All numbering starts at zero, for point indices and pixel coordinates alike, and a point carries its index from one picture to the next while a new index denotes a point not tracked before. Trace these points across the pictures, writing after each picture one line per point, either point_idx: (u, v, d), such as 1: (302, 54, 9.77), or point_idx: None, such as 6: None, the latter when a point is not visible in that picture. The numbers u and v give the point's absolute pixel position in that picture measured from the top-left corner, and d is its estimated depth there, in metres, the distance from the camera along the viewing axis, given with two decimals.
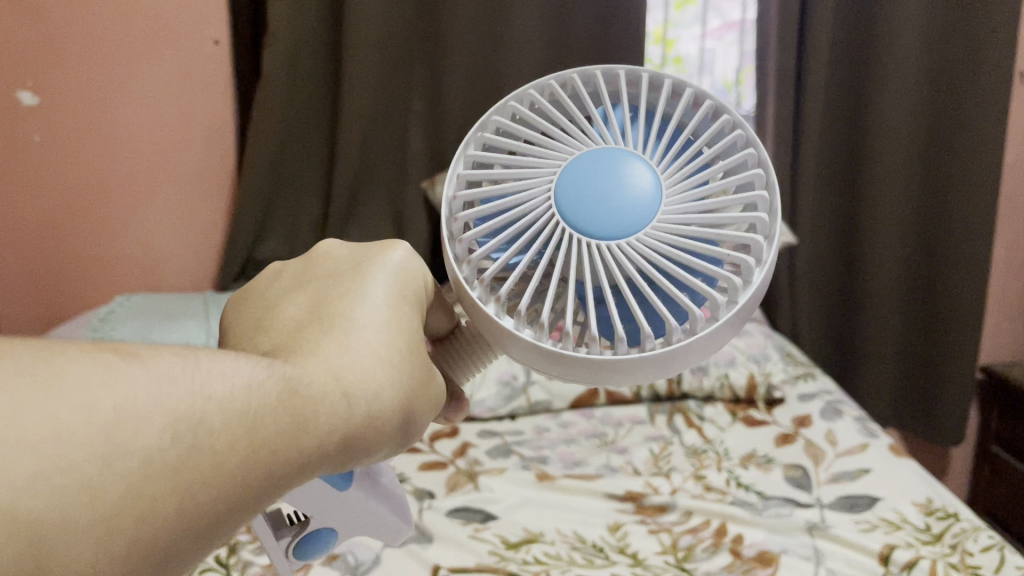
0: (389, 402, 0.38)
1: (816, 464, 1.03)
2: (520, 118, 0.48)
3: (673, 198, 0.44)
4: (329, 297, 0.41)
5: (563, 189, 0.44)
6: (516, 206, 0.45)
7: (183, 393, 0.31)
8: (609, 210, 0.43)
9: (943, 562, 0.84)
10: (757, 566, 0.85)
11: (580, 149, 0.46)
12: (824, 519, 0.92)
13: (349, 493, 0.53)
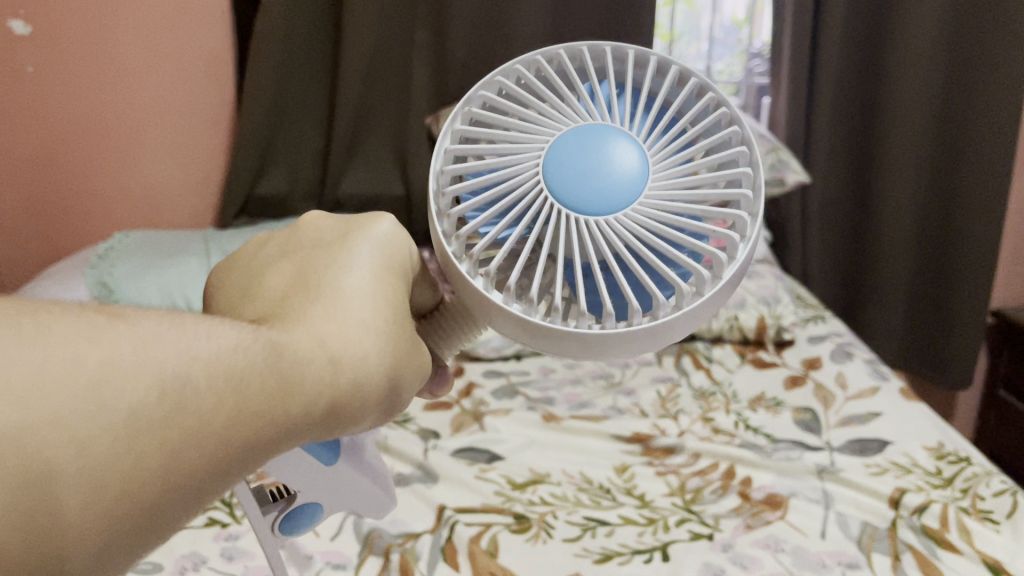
0: (377, 367, 0.35)
1: (826, 408, 1.02)
2: (510, 93, 0.44)
3: (664, 178, 0.41)
4: (314, 266, 0.39)
5: (550, 164, 0.41)
6: (507, 182, 0.42)
7: (168, 353, 0.29)
8: (599, 190, 0.40)
9: (955, 507, 0.83)
10: (766, 509, 0.84)
11: (569, 122, 0.43)
12: (833, 463, 0.91)
13: (336, 466, 0.52)
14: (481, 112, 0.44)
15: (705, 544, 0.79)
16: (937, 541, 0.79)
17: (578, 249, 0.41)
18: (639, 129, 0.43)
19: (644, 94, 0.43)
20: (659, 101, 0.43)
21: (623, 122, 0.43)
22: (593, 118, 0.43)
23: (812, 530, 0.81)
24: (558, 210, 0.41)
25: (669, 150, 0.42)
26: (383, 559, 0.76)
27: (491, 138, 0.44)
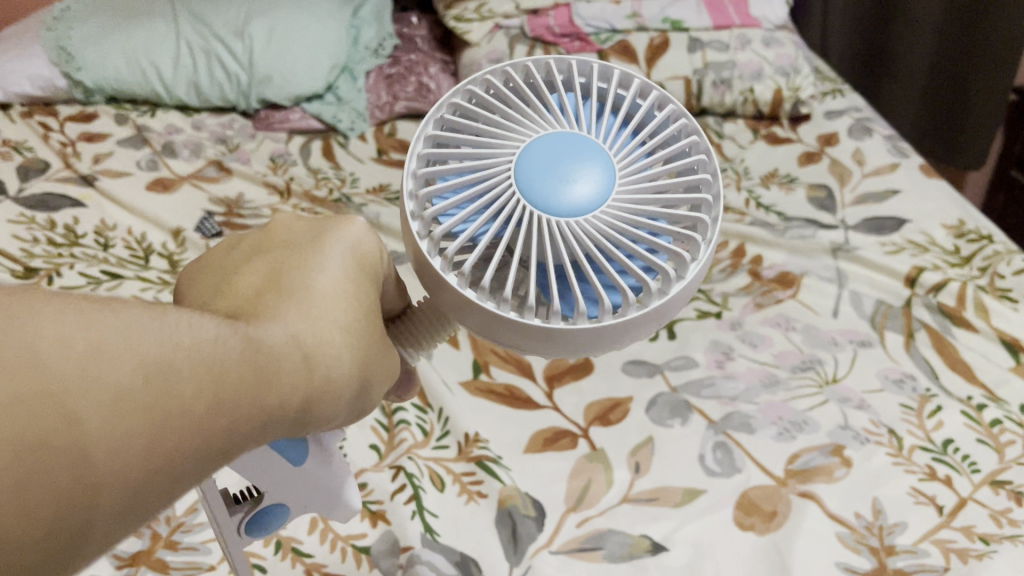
0: (352, 367, 0.30)
1: (842, 184, 0.96)
2: (482, 98, 0.37)
3: (641, 184, 0.35)
4: (288, 259, 0.31)
5: (517, 163, 0.34)
6: (482, 184, 0.34)
7: (149, 338, 0.24)
8: (555, 206, 0.33)
9: (973, 286, 0.79)
10: (777, 288, 0.81)
11: (542, 123, 0.36)
12: (848, 241, 0.87)
13: (311, 464, 0.40)
14: (452, 122, 0.37)
15: (713, 323, 0.76)
16: (953, 319, 0.76)
17: (541, 245, 0.33)
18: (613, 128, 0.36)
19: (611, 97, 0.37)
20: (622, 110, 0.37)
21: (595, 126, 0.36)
22: (568, 122, 0.36)
23: (824, 310, 0.78)
24: (532, 213, 0.33)
25: (640, 155, 0.36)
26: None
27: (460, 144, 0.36)
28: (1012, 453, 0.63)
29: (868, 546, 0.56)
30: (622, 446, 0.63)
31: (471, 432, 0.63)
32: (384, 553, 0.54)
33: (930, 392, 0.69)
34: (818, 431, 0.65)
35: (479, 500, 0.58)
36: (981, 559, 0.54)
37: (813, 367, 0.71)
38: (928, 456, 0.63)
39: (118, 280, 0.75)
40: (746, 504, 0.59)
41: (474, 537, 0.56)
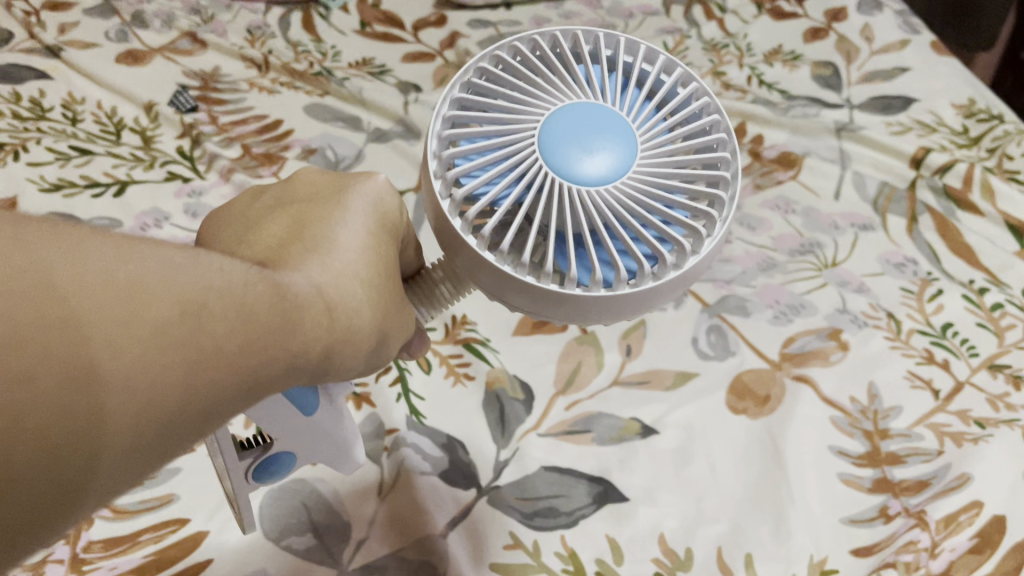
0: (366, 318, 0.33)
1: (849, 63, 0.91)
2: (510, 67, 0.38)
3: (660, 158, 0.36)
4: (311, 213, 0.35)
5: (545, 122, 0.36)
6: (508, 146, 0.35)
7: (190, 278, 0.27)
8: (566, 169, 0.35)
9: (981, 167, 0.76)
10: (778, 169, 0.78)
11: (567, 97, 0.37)
12: (853, 121, 0.83)
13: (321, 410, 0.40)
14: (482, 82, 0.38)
15: None
16: (958, 202, 0.74)
17: (561, 214, 0.35)
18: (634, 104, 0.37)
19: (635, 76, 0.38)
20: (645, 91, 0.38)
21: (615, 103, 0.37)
22: (593, 96, 0.37)
23: (825, 192, 0.76)
24: (554, 179, 0.35)
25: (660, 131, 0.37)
26: None
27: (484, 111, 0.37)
28: (1011, 337, 0.62)
29: (862, 430, 0.55)
30: (613, 329, 0.61)
31: (458, 315, 0.60)
32: (369, 435, 0.53)
33: (931, 276, 0.67)
34: (815, 315, 0.63)
35: (467, 383, 0.56)
36: (976, 442, 0.53)
37: (812, 251, 0.69)
38: (926, 340, 0.61)
39: (88, 157, 0.72)
40: (738, 388, 0.57)
41: (461, 419, 0.54)
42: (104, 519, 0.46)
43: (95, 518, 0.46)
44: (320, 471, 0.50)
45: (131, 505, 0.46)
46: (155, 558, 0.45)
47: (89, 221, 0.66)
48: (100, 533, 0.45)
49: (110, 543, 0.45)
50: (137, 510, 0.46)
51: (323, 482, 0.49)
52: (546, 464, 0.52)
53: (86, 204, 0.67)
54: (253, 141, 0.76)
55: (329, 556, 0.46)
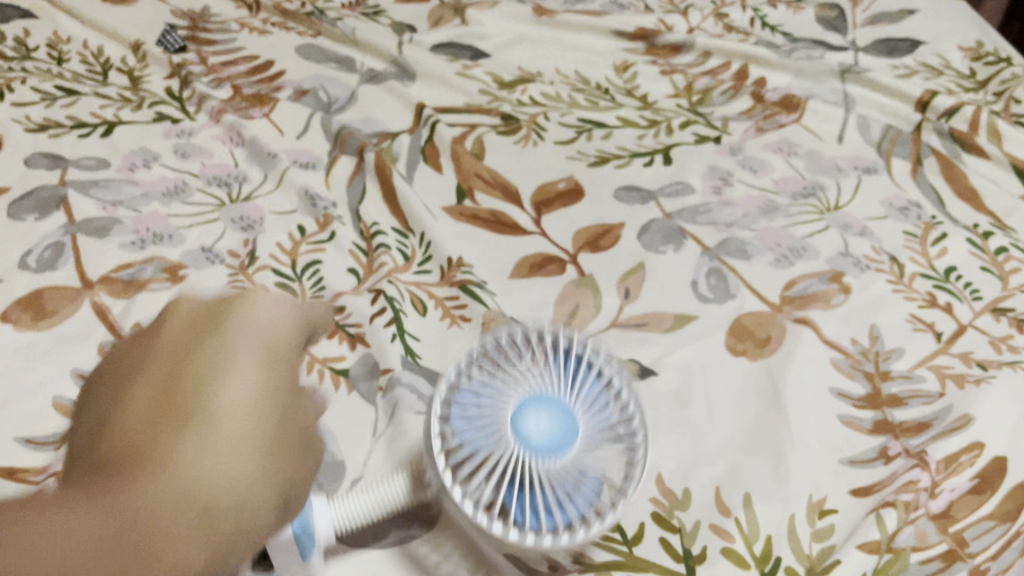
0: (259, 498, 0.35)
1: (855, 5, 0.89)
2: (472, 360, 0.45)
3: (598, 455, 0.42)
4: (175, 376, 0.36)
5: (520, 398, 0.42)
6: (489, 410, 0.42)
7: (43, 552, 0.29)
8: (518, 438, 0.41)
9: (987, 110, 0.75)
10: (781, 112, 0.76)
11: (515, 386, 0.43)
12: (858, 63, 0.81)
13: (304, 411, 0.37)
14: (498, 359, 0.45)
15: (712, 148, 0.72)
16: (963, 145, 0.73)
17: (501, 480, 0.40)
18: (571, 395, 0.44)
19: (572, 368, 0.44)
20: (582, 381, 0.44)
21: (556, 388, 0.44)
22: (533, 382, 0.44)
23: (829, 135, 0.74)
24: (513, 454, 0.40)
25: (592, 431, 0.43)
26: (357, 159, 0.68)
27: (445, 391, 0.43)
28: (1015, 281, 0.61)
29: (862, 372, 0.54)
30: (611, 272, 0.60)
31: (454, 257, 0.60)
32: (364, 376, 0.52)
33: (935, 220, 0.66)
34: (817, 258, 0.62)
35: (463, 325, 0.55)
36: (979, 383, 0.52)
37: (814, 194, 0.68)
38: (929, 284, 0.60)
39: (75, 97, 0.70)
40: (738, 330, 0.57)
41: (456, 359, 0.53)
42: None
43: None
44: None
45: None
46: None
47: (75, 160, 0.65)
48: None
49: None
50: None
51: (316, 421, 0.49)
52: None
53: (72, 144, 0.66)
54: (244, 83, 0.75)
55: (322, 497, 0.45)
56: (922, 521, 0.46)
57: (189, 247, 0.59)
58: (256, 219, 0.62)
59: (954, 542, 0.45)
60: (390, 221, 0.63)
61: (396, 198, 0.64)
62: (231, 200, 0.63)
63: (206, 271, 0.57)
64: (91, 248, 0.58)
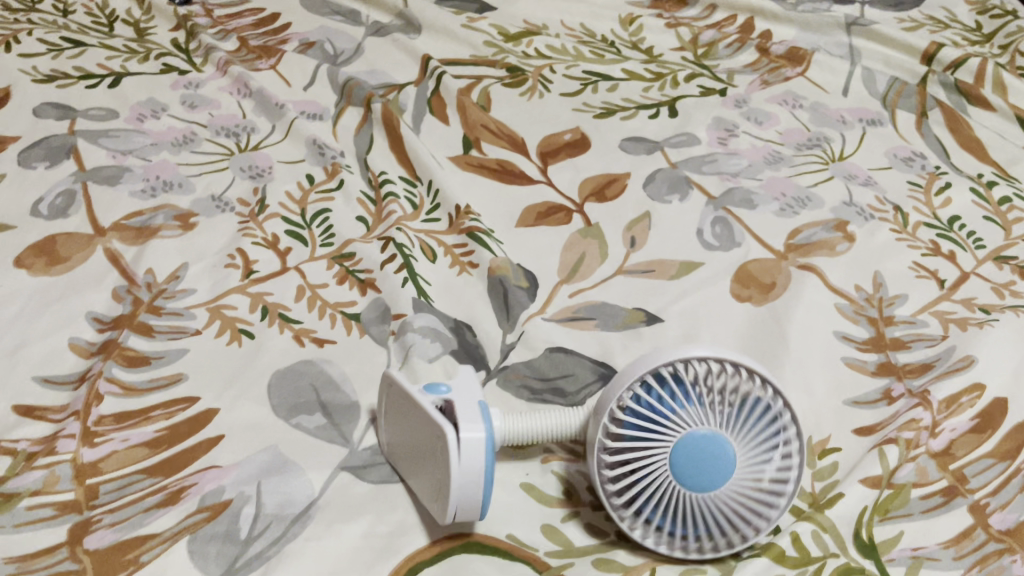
0: None
1: None
2: (726, 382, 0.40)
3: (744, 503, 0.40)
4: None
5: (696, 431, 0.39)
6: (662, 428, 0.39)
7: None
8: (674, 469, 0.39)
9: (993, 62, 0.75)
10: (785, 66, 0.77)
11: (725, 421, 0.39)
12: (864, 16, 0.81)
13: (476, 436, 0.38)
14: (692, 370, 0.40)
15: (716, 101, 0.72)
16: (969, 97, 0.73)
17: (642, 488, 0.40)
18: (753, 442, 0.39)
19: (770, 413, 0.40)
20: (770, 438, 0.40)
21: (743, 440, 0.39)
22: (726, 428, 0.39)
23: (834, 88, 0.75)
24: (666, 474, 0.39)
25: (757, 483, 0.40)
26: (365, 110, 0.68)
27: (709, 389, 0.40)
28: (1019, 229, 0.61)
29: (866, 317, 0.55)
30: (618, 220, 0.61)
31: (462, 205, 0.60)
32: (375, 319, 0.52)
33: (940, 170, 0.66)
34: (821, 207, 0.63)
35: (471, 272, 0.56)
36: (981, 327, 0.53)
37: (818, 145, 0.68)
38: (933, 232, 0.61)
39: (80, 49, 0.71)
40: (743, 276, 0.57)
41: (466, 304, 0.54)
42: (113, 396, 0.46)
43: (104, 395, 0.46)
44: (326, 353, 0.50)
45: (140, 384, 0.47)
46: (165, 433, 0.45)
47: (84, 111, 0.65)
48: (110, 408, 0.46)
49: (121, 418, 0.45)
50: (146, 389, 0.47)
51: (329, 363, 0.49)
52: (551, 346, 0.52)
53: (81, 95, 0.66)
54: (250, 35, 0.77)
55: (339, 436, 0.46)
56: (923, 459, 0.46)
57: (200, 195, 0.60)
58: (265, 168, 0.62)
59: (954, 479, 0.45)
60: (398, 172, 0.64)
61: (404, 146, 0.65)
62: (240, 149, 0.64)
63: (217, 218, 0.58)
64: (102, 196, 0.58)
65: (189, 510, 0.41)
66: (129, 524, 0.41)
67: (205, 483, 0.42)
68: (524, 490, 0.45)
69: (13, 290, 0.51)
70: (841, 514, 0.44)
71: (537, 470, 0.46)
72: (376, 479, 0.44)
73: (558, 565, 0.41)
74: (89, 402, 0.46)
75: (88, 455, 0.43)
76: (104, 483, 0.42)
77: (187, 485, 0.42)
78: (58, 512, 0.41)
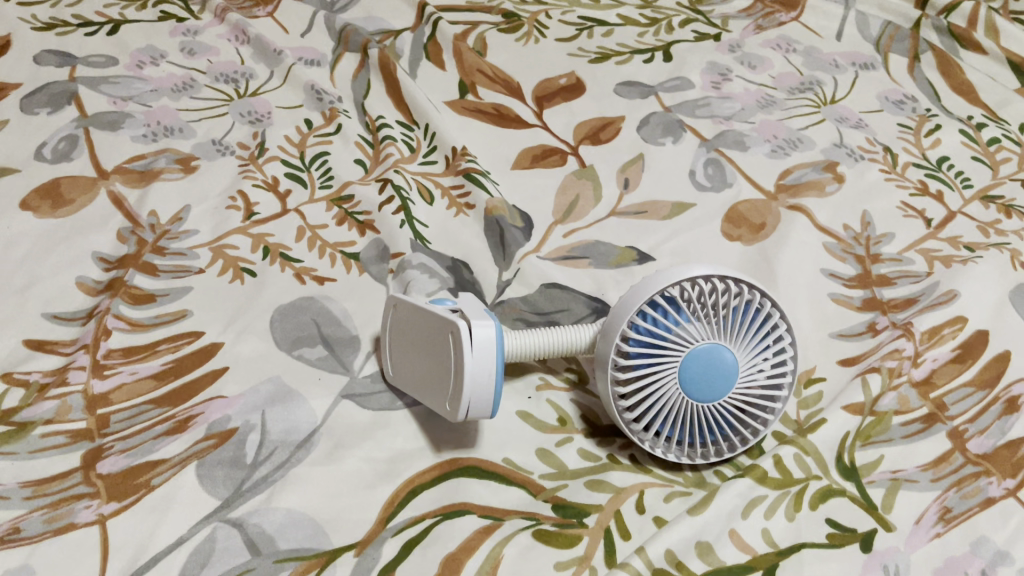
0: None
1: None
2: (719, 300, 0.43)
3: (745, 406, 0.44)
4: None
5: (698, 348, 0.42)
6: (666, 347, 0.42)
7: None
8: (683, 385, 0.42)
9: (987, 6, 0.76)
10: (780, 11, 0.77)
11: (722, 336, 0.42)
12: None
13: (487, 332, 0.41)
14: (687, 292, 0.42)
15: (711, 46, 0.73)
16: (961, 40, 0.74)
17: (654, 406, 0.43)
18: (749, 351, 0.43)
19: (764, 320, 0.43)
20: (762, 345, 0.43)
21: (740, 350, 0.43)
22: (724, 340, 0.42)
23: (828, 33, 0.75)
24: (675, 390, 0.42)
25: (755, 387, 0.43)
26: (362, 55, 0.69)
27: (707, 308, 0.43)
28: (1006, 170, 0.62)
29: (854, 255, 0.56)
30: (612, 163, 0.62)
31: (458, 147, 0.61)
32: (374, 259, 0.54)
33: (930, 113, 0.67)
34: (812, 149, 0.64)
35: (468, 213, 0.57)
36: (965, 263, 0.54)
37: (811, 89, 0.69)
38: (921, 173, 0.62)
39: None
40: (734, 216, 0.58)
41: (463, 244, 0.55)
42: (121, 331, 0.48)
43: (112, 330, 0.48)
44: (326, 291, 0.51)
45: (147, 320, 0.48)
46: (172, 366, 0.47)
47: (84, 58, 0.66)
48: (118, 343, 0.47)
49: (129, 351, 0.47)
50: (153, 325, 0.48)
51: (330, 301, 0.51)
52: (546, 283, 0.53)
53: (81, 42, 0.67)
54: None
55: (340, 365, 0.48)
56: (905, 387, 0.48)
57: (200, 139, 0.61)
58: (264, 113, 0.63)
59: (934, 406, 0.47)
60: (395, 117, 0.64)
61: (401, 91, 0.65)
62: (239, 95, 0.65)
63: (217, 161, 0.59)
64: (105, 141, 0.59)
65: (197, 437, 0.43)
66: (139, 450, 0.42)
67: (211, 412, 0.44)
68: (518, 416, 0.47)
69: (21, 231, 0.52)
70: (824, 439, 0.45)
71: (531, 397, 0.48)
72: (377, 407, 0.46)
73: (553, 487, 0.43)
74: (98, 337, 0.47)
75: (99, 387, 0.45)
76: (114, 414, 0.44)
77: (194, 414, 0.44)
78: (71, 440, 0.43)
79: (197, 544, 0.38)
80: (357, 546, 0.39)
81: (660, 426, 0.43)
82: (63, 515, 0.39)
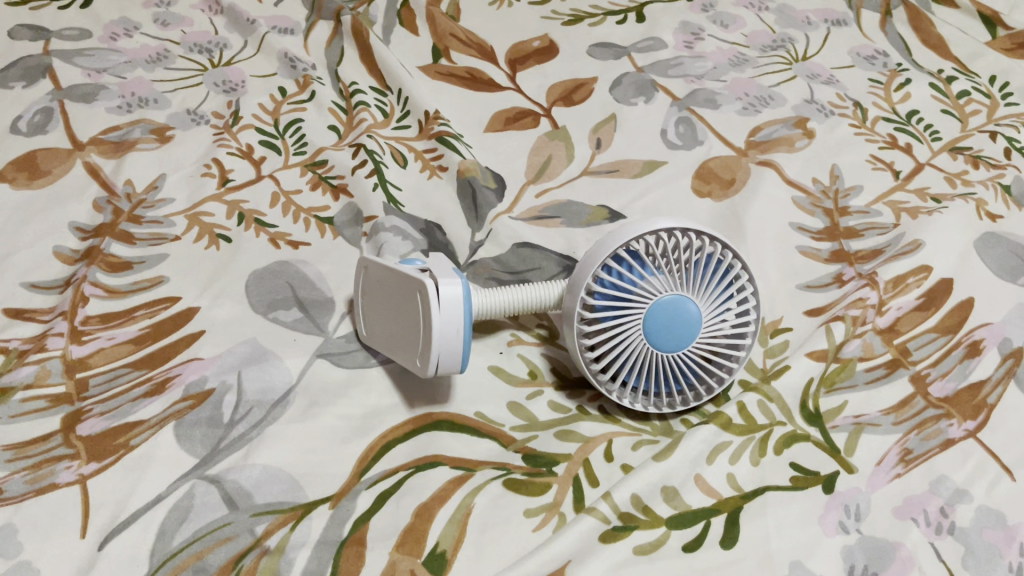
0: None
1: None
2: (682, 253, 0.43)
3: (709, 356, 0.45)
4: None
5: (662, 300, 0.43)
6: (632, 300, 0.43)
7: None
8: (648, 335, 0.43)
9: None
10: None
11: (685, 288, 0.43)
12: None
13: (454, 290, 0.42)
14: (651, 246, 0.43)
15: (684, 5, 0.73)
16: None
17: (619, 356, 0.44)
18: (712, 303, 0.44)
19: (726, 273, 0.44)
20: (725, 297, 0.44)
21: (703, 303, 0.44)
22: (687, 293, 0.43)
23: None
24: (640, 341, 0.43)
25: (718, 337, 0.44)
26: (335, 22, 0.69)
27: (670, 261, 0.44)
28: (975, 122, 0.63)
29: (822, 209, 0.57)
30: (584, 123, 0.63)
31: (431, 111, 0.62)
32: (348, 223, 0.55)
33: (901, 68, 0.68)
34: (783, 105, 0.64)
35: (441, 175, 0.58)
36: (931, 214, 0.55)
37: (783, 46, 0.70)
38: (891, 126, 0.63)
39: None
40: (704, 173, 0.59)
41: (436, 205, 0.56)
42: (99, 298, 0.49)
43: (89, 297, 0.48)
44: (301, 255, 0.52)
45: (124, 287, 0.49)
46: (149, 331, 0.47)
47: (58, 31, 0.66)
48: (96, 309, 0.48)
49: (107, 318, 0.48)
50: (130, 291, 0.49)
51: (304, 264, 0.52)
52: (517, 242, 0.54)
53: (54, 16, 0.67)
54: None
55: (315, 326, 0.49)
56: (869, 335, 0.49)
57: (175, 109, 0.61)
58: (238, 82, 0.64)
59: (897, 352, 0.48)
60: (368, 83, 0.65)
61: (374, 57, 0.66)
62: (213, 65, 0.65)
63: (192, 131, 0.60)
64: (79, 113, 0.60)
65: (174, 398, 0.44)
66: (118, 412, 0.43)
67: (188, 374, 0.45)
68: (490, 371, 0.48)
69: None
70: (788, 386, 0.46)
71: (502, 352, 0.49)
72: (351, 365, 0.47)
73: (523, 438, 0.44)
74: (75, 304, 0.48)
75: (78, 352, 0.46)
76: (93, 377, 0.45)
77: (172, 376, 0.45)
78: (51, 404, 0.43)
79: (176, 501, 0.39)
80: (332, 498, 0.40)
81: (627, 376, 0.44)
82: (44, 476, 0.40)
